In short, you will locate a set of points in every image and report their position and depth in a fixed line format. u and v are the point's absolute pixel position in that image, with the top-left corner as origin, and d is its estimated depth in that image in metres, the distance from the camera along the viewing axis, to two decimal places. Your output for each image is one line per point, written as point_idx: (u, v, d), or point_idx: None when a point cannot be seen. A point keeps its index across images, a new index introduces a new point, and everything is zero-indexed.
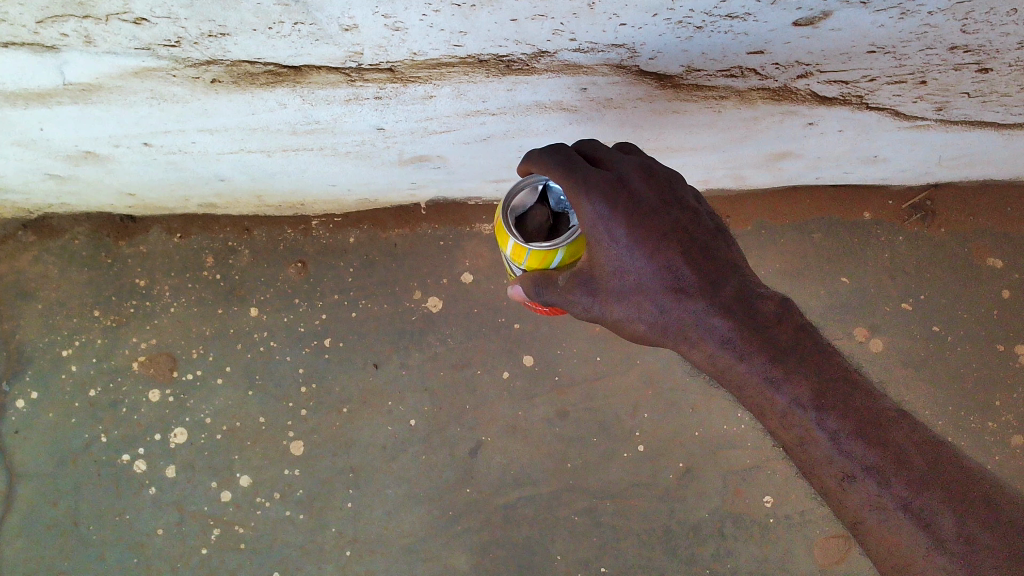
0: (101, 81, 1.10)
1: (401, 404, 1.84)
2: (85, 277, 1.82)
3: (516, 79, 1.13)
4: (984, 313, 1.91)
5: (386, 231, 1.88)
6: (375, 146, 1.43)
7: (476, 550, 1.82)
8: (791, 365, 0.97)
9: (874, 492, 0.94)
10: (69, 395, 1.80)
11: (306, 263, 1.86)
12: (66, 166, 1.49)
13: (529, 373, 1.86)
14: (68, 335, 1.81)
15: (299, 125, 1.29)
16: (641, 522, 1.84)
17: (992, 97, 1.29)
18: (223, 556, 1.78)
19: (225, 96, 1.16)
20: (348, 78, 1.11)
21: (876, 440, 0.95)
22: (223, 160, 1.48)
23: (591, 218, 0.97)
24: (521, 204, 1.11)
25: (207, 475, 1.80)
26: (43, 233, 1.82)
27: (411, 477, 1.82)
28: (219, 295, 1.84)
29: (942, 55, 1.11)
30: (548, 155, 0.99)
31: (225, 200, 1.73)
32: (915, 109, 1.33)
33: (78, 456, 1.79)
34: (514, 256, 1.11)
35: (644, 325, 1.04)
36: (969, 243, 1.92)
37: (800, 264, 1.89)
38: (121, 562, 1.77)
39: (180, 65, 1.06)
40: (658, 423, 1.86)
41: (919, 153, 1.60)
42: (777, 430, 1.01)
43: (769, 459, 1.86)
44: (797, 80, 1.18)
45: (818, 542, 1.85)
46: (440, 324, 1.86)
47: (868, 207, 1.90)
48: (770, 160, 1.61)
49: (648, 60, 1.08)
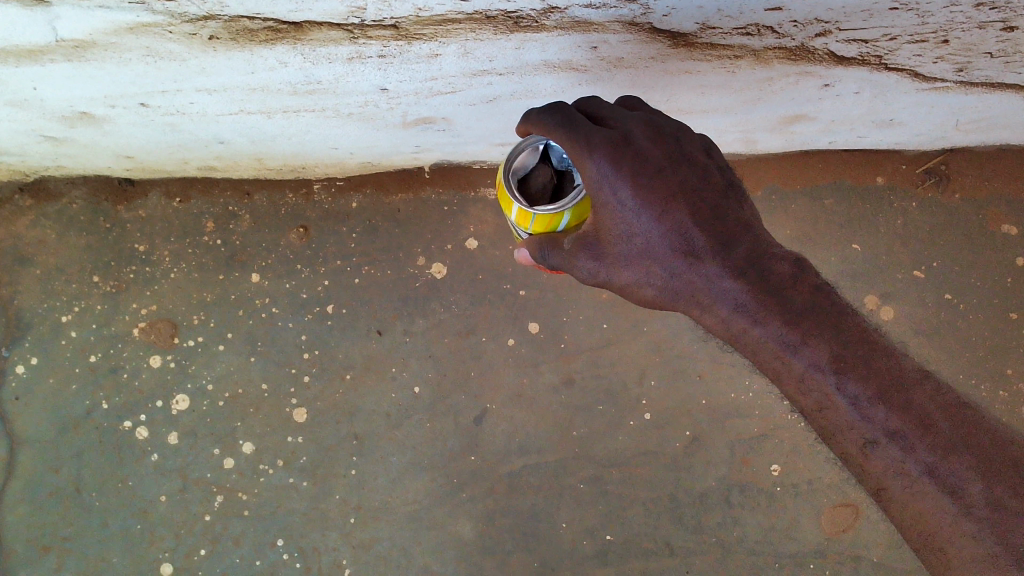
0: (95, 37, 1.07)
1: (405, 370, 1.82)
2: (83, 242, 1.79)
3: (524, 37, 1.09)
4: (998, 280, 1.88)
5: (389, 195, 1.84)
6: (378, 107, 1.39)
7: (480, 518, 1.81)
8: (808, 329, 0.95)
9: (897, 458, 0.93)
10: (69, 362, 1.78)
11: (308, 228, 1.82)
12: (61, 127, 1.46)
13: (535, 340, 1.83)
14: (67, 300, 1.78)
15: (300, 85, 1.26)
16: (648, 490, 1.83)
17: (1015, 57, 1.25)
18: (226, 522, 1.77)
19: (223, 53, 1.13)
20: (351, 35, 1.07)
21: (899, 405, 0.92)
22: (222, 122, 1.44)
23: (596, 179, 0.94)
24: (523, 165, 1.06)
25: (209, 442, 1.78)
26: (40, 197, 1.78)
27: (416, 444, 1.81)
28: (220, 260, 1.81)
29: (967, 13, 1.07)
30: (547, 115, 0.94)
31: (225, 162, 1.69)
32: (935, 69, 1.29)
33: (80, 422, 1.77)
34: (519, 220, 1.07)
35: (654, 290, 1.02)
36: (984, 209, 1.88)
37: (811, 230, 1.86)
38: (124, 528, 1.77)
39: (177, 20, 1.03)
40: (665, 391, 1.84)
41: (936, 116, 1.56)
42: (794, 394, 0.98)
43: (778, 428, 1.84)
44: (815, 39, 1.14)
45: (826, 512, 1.83)
46: (444, 291, 1.83)
47: (882, 171, 1.86)
48: (782, 123, 1.57)
49: (662, 17, 1.04)
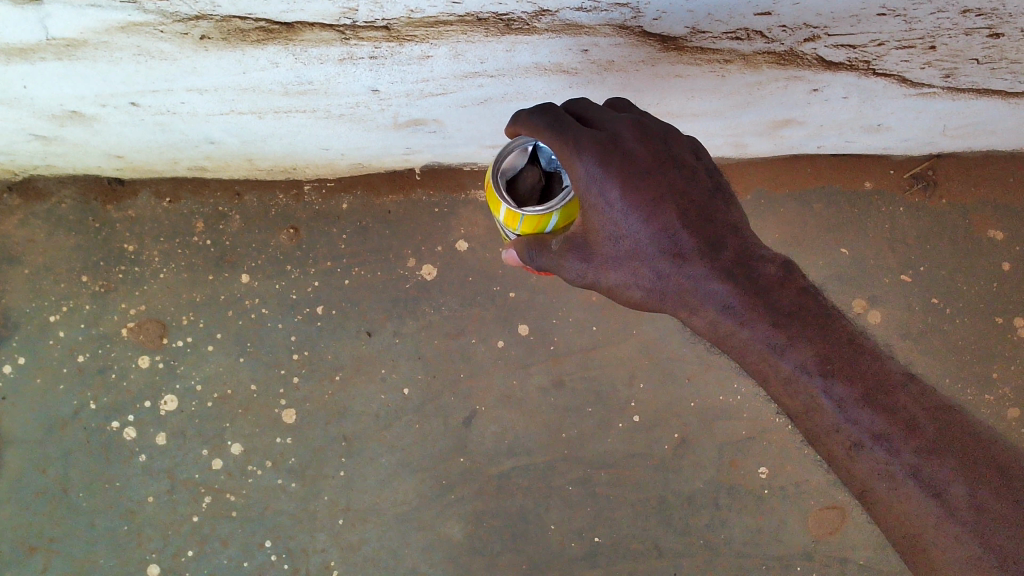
0: (86, 36, 1.07)
1: (394, 371, 1.82)
2: (71, 241, 1.78)
3: (515, 39, 1.10)
4: (983, 285, 1.89)
5: (380, 197, 1.84)
6: (369, 109, 1.39)
7: (469, 519, 1.82)
8: (794, 330, 0.96)
9: (882, 461, 0.93)
10: (57, 361, 1.77)
11: (298, 229, 1.82)
12: (51, 126, 1.45)
13: (524, 342, 1.83)
14: (56, 300, 1.78)
15: (291, 85, 1.26)
16: (636, 492, 1.84)
17: (1001, 63, 1.26)
18: (214, 523, 1.77)
19: (215, 53, 1.13)
20: (342, 36, 1.08)
21: (885, 407, 0.93)
22: (213, 122, 1.44)
23: (585, 179, 0.94)
24: (512, 165, 1.06)
25: (198, 442, 1.78)
26: (29, 196, 1.77)
27: (405, 446, 1.81)
28: (210, 261, 1.80)
29: (953, 19, 1.08)
30: (536, 116, 0.96)
31: (215, 163, 1.69)
32: (922, 75, 1.30)
33: (67, 422, 1.76)
34: (508, 221, 1.07)
35: (642, 292, 1.02)
36: (971, 214, 1.90)
37: (799, 234, 1.87)
38: (111, 529, 1.76)
39: (168, 20, 1.03)
40: (654, 393, 1.84)
41: (923, 121, 1.58)
42: (780, 396, 1.00)
43: (766, 431, 1.85)
44: (803, 44, 1.15)
45: (813, 514, 1.85)
46: (434, 292, 1.83)
47: (870, 176, 1.87)
48: (771, 127, 1.58)
49: (652, 20, 1.05)
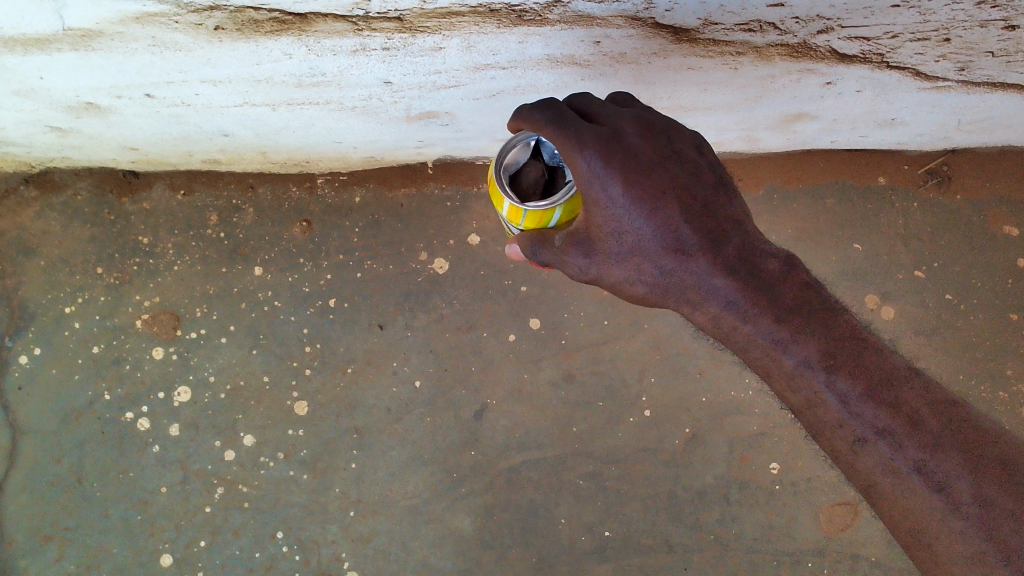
0: (102, 27, 1.07)
1: (406, 364, 1.83)
2: (87, 233, 1.80)
3: (528, 31, 1.10)
4: (997, 281, 1.88)
5: (392, 190, 1.84)
6: (382, 101, 1.40)
7: (479, 513, 1.82)
8: (798, 325, 0.95)
9: (887, 456, 0.93)
10: (72, 353, 1.78)
11: (311, 222, 1.83)
12: (66, 118, 1.47)
13: (536, 336, 1.84)
14: (71, 292, 1.79)
15: (304, 77, 1.27)
16: (647, 487, 1.83)
17: (1016, 57, 1.25)
18: (226, 514, 1.78)
19: (229, 45, 1.13)
20: (355, 27, 1.08)
21: (888, 402, 0.93)
22: (227, 114, 1.45)
23: (588, 175, 0.95)
24: (514, 161, 1.07)
25: (210, 434, 1.79)
26: (45, 188, 1.79)
27: (416, 439, 1.82)
28: (223, 253, 1.81)
29: (969, 11, 1.07)
30: (539, 111, 0.97)
31: (229, 155, 1.70)
32: (937, 68, 1.29)
33: (81, 412, 1.78)
34: (511, 216, 1.08)
35: (645, 288, 1.02)
36: (985, 209, 1.89)
37: (812, 229, 1.86)
38: (124, 519, 1.77)
39: (183, 11, 1.04)
40: (665, 388, 1.84)
41: (937, 116, 1.57)
42: (784, 391, 1.00)
43: (777, 426, 1.85)
44: (817, 36, 1.14)
45: (824, 510, 1.84)
46: (446, 286, 1.84)
47: (884, 171, 1.87)
48: (783, 122, 1.58)
49: (664, 12, 1.05)
